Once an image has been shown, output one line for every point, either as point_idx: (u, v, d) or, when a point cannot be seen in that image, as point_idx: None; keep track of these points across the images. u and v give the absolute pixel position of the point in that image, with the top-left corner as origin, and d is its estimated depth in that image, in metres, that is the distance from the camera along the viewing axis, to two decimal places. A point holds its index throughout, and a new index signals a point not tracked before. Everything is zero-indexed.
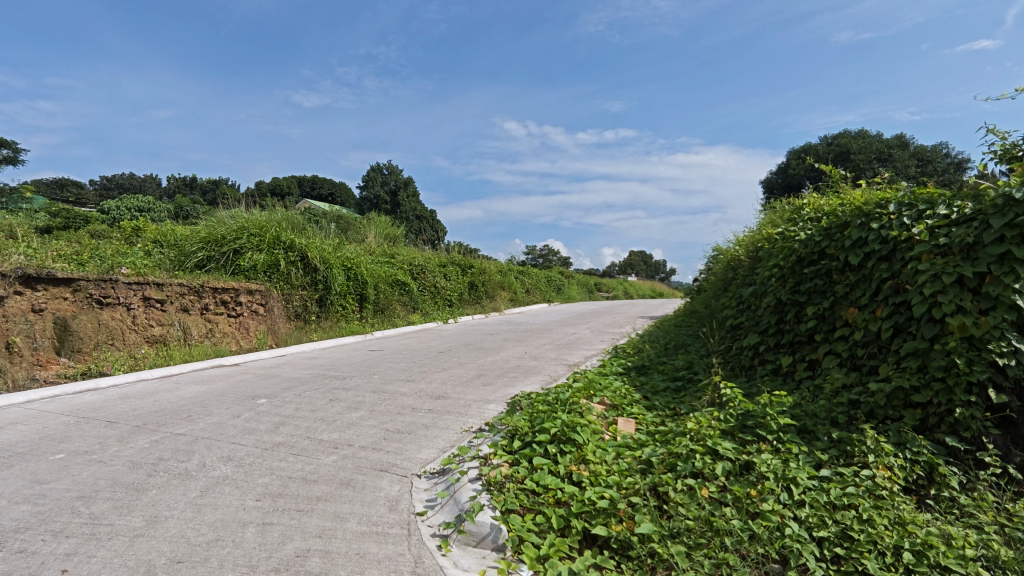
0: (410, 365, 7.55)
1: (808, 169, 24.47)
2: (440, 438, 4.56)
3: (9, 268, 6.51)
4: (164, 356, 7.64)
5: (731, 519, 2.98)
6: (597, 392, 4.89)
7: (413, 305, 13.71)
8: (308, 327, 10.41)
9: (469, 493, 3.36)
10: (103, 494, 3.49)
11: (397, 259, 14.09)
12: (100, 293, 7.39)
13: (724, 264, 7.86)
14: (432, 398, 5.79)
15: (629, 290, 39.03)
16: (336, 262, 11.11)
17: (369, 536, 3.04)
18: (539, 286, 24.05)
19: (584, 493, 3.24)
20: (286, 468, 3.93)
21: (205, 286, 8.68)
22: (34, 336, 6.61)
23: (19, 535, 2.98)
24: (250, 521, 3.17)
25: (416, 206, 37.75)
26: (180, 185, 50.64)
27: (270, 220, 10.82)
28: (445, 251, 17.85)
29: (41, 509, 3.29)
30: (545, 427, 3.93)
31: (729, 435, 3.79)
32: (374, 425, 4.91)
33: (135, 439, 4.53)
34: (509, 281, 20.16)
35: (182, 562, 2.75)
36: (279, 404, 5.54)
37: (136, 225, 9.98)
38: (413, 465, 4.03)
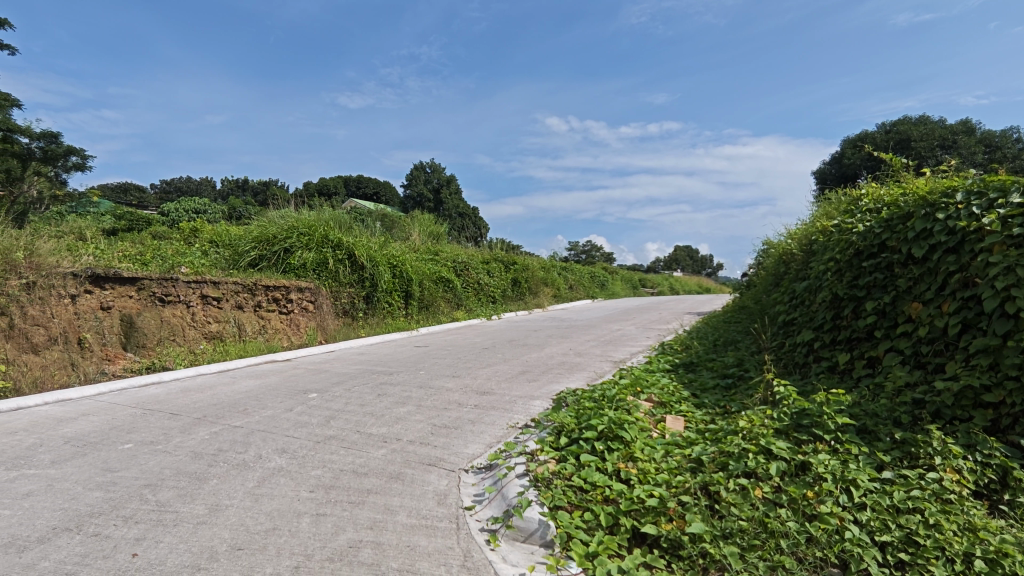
0: (455, 361, 7.63)
1: (865, 158, 23.49)
2: (487, 434, 4.58)
3: (80, 268, 6.91)
4: (221, 352, 7.95)
5: (787, 521, 2.89)
6: (644, 390, 4.83)
7: (457, 302, 13.87)
8: (356, 324, 10.66)
9: (517, 489, 3.38)
10: (168, 483, 3.67)
11: (441, 256, 14.25)
12: (162, 291, 7.75)
13: (776, 258, 7.62)
14: (478, 394, 5.83)
15: (675, 286, 38.40)
16: (382, 260, 11.34)
17: (419, 529, 3.08)
18: (583, 282, 23.92)
19: (632, 491, 3.20)
20: (338, 461, 4.03)
21: (258, 285, 8.99)
22: (103, 332, 7.02)
23: (93, 520, 3.16)
24: (304, 511, 3.27)
25: (458, 204, 38.07)
26: (233, 188, 52.65)
27: (319, 220, 11.13)
28: (488, 248, 17.96)
29: (112, 495, 3.49)
30: (593, 424, 3.90)
31: (784, 434, 3.67)
32: (421, 420, 4.98)
33: (196, 431, 4.74)
34: (553, 277, 20.13)
35: (242, 549, 2.86)
36: (329, 399, 5.69)
37: (194, 226, 10.43)
38: (460, 460, 4.07)
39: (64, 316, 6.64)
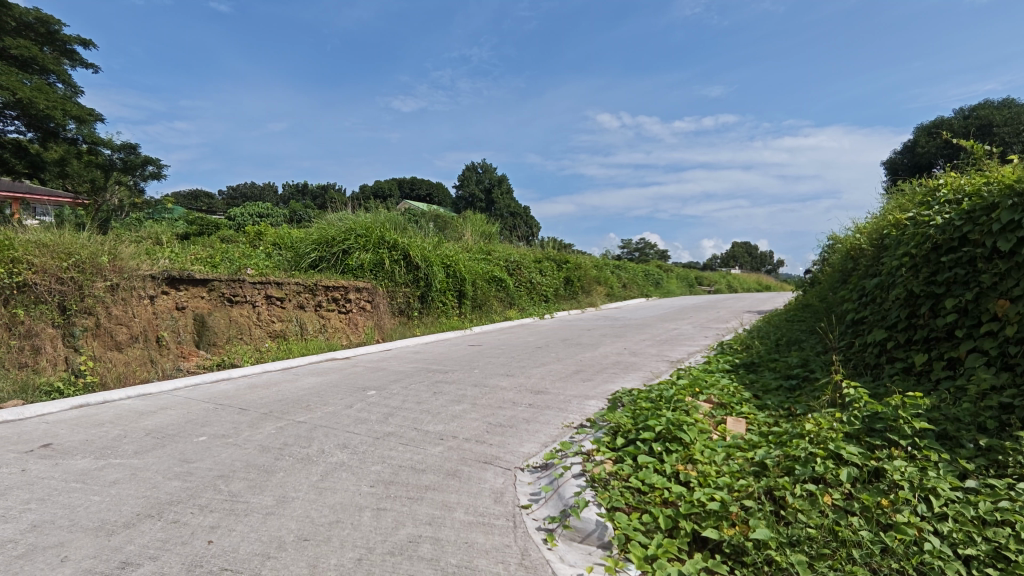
0: (508, 360, 7.67)
1: (941, 146, 22.11)
2: (542, 433, 4.58)
3: (157, 271, 7.36)
4: (284, 350, 8.26)
5: (859, 530, 2.75)
6: (703, 390, 4.71)
7: (510, 301, 13.93)
8: (411, 323, 10.88)
9: (573, 489, 3.36)
10: (239, 475, 3.85)
11: (493, 256, 14.36)
12: (230, 292, 8.14)
13: (843, 253, 7.27)
14: (532, 393, 5.84)
15: (733, 283, 37.28)
16: (436, 260, 11.53)
17: (476, 526, 3.11)
18: (636, 280, 23.55)
19: (693, 494, 3.12)
20: (397, 457, 4.13)
21: (319, 285, 9.32)
22: (179, 330, 7.45)
23: (172, 508, 3.35)
24: (366, 505, 3.36)
25: (510, 203, 38.22)
26: (294, 193, 54.68)
27: (375, 222, 11.43)
28: (540, 246, 17.95)
29: (189, 485, 3.69)
30: (650, 425, 3.84)
31: (855, 439, 3.49)
32: (477, 418, 5.03)
33: (264, 425, 4.96)
34: (606, 276, 19.92)
35: (308, 539, 2.97)
36: (387, 396, 5.83)
37: (258, 230, 10.90)
38: (516, 458, 4.10)
39: (144, 316, 7.08)
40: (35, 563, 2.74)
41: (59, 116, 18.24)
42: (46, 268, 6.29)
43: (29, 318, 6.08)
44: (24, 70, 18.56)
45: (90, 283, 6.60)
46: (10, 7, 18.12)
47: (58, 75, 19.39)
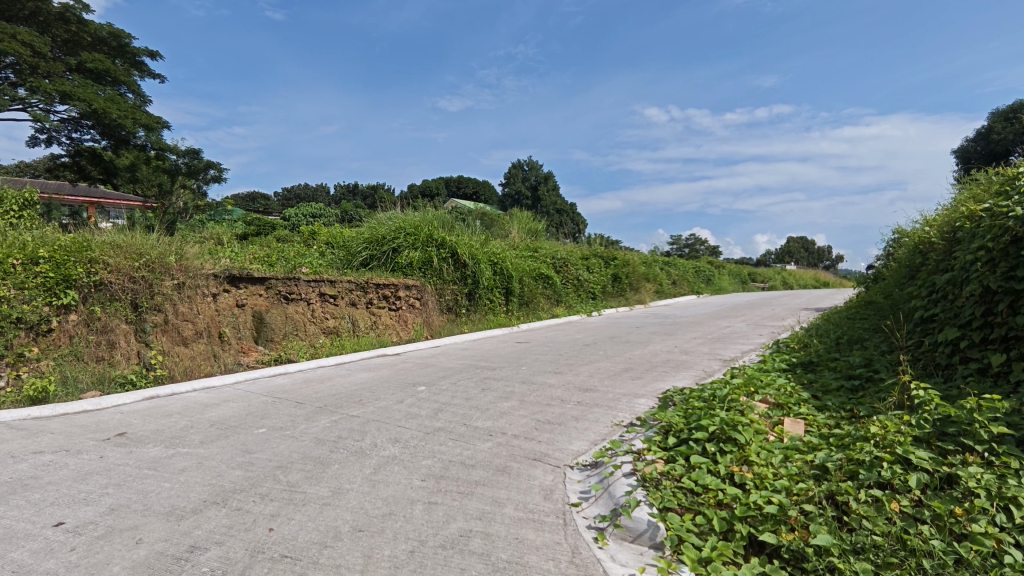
0: (556, 357, 7.65)
1: (1019, 132, 20.73)
2: (591, 431, 4.55)
3: (219, 269, 7.71)
4: (338, 345, 8.51)
5: (930, 540, 2.61)
6: (759, 390, 4.55)
7: (557, 298, 13.89)
8: (459, 319, 11.00)
9: (624, 488, 3.33)
10: (296, 466, 3.99)
11: (540, 253, 14.35)
12: (287, 290, 8.43)
13: (910, 248, 6.90)
14: (580, 391, 5.81)
15: (788, 280, 36.00)
16: (484, 258, 11.62)
17: (526, 522, 3.12)
18: (687, 277, 23.06)
19: (749, 496, 3.03)
20: (447, 452, 4.18)
21: (370, 282, 9.54)
22: (239, 326, 7.78)
23: (235, 496, 3.50)
24: (418, 499, 3.43)
25: (556, 200, 38.06)
26: (345, 194, 56.21)
27: (424, 220, 11.59)
28: (587, 243, 17.80)
29: (251, 474, 3.86)
30: (703, 424, 3.75)
31: (925, 443, 3.31)
32: (525, 415, 5.04)
33: (319, 419, 5.12)
34: (655, 272, 19.59)
35: (363, 530, 3.05)
36: (436, 392, 5.92)
37: (312, 229, 11.25)
38: (565, 456, 4.08)
39: (207, 313, 7.42)
40: (113, 544, 2.93)
41: (129, 125, 19.30)
42: (120, 268, 6.68)
43: (105, 314, 6.49)
44: (98, 81, 19.72)
45: (159, 282, 6.97)
46: (85, 24, 19.29)
47: (128, 86, 20.51)
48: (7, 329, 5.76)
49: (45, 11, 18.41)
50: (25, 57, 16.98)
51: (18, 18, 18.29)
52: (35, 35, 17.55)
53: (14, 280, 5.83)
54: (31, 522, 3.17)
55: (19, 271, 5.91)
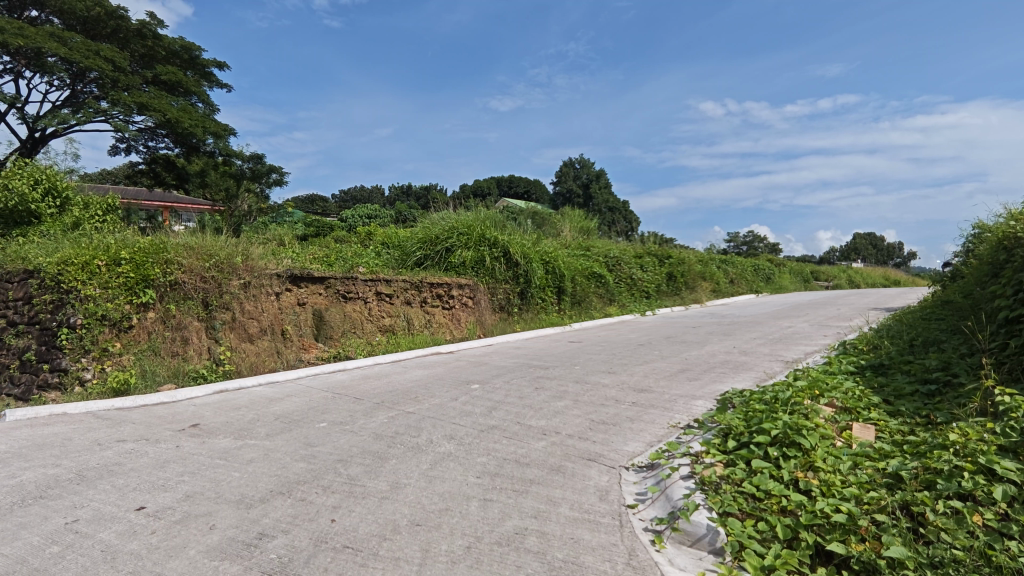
0: (610, 357, 7.57)
1: None
2: (647, 432, 4.49)
3: (282, 269, 8.04)
4: (393, 344, 8.71)
5: (1018, 556, 2.42)
6: (825, 393, 4.36)
7: (610, 297, 13.76)
8: (511, 318, 11.05)
9: (682, 491, 3.27)
10: (356, 460, 4.12)
11: (592, 251, 14.24)
12: (345, 289, 8.71)
13: (992, 244, 6.45)
14: (635, 391, 5.73)
15: (854, 278, 34.26)
16: (535, 257, 11.62)
17: (582, 523, 3.11)
18: (745, 275, 22.33)
19: (814, 504, 2.91)
20: (501, 450, 4.21)
21: (424, 282, 9.72)
22: (300, 324, 8.09)
23: (299, 487, 3.65)
24: (473, 495, 3.47)
25: (608, 198, 37.64)
26: (399, 195, 57.36)
27: (476, 219, 11.70)
28: (640, 241, 17.52)
29: (314, 467, 4.00)
30: (765, 428, 3.63)
31: (1011, 453, 3.10)
32: (579, 415, 5.02)
33: (377, 414, 5.26)
34: (711, 271, 19.07)
35: (420, 525, 3.11)
36: (490, 390, 5.98)
37: (369, 230, 11.55)
38: (621, 457, 4.04)
39: (271, 311, 7.75)
40: (189, 528, 3.10)
41: (200, 133, 20.35)
42: (192, 268, 7.07)
43: (179, 312, 6.89)
44: (171, 92, 20.92)
45: (227, 281, 7.33)
46: (160, 38, 20.46)
47: (199, 96, 21.64)
48: (93, 325, 6.21)
49: (124, 28, 19.67)
50: (106, 71, 18.20)
51: (101, 35, 19.60)
52: (116, 51, 18.77)
53: (99, 280, 6.34)
54: (116, 505, 3.41)
55: (103, 271, 6.43)
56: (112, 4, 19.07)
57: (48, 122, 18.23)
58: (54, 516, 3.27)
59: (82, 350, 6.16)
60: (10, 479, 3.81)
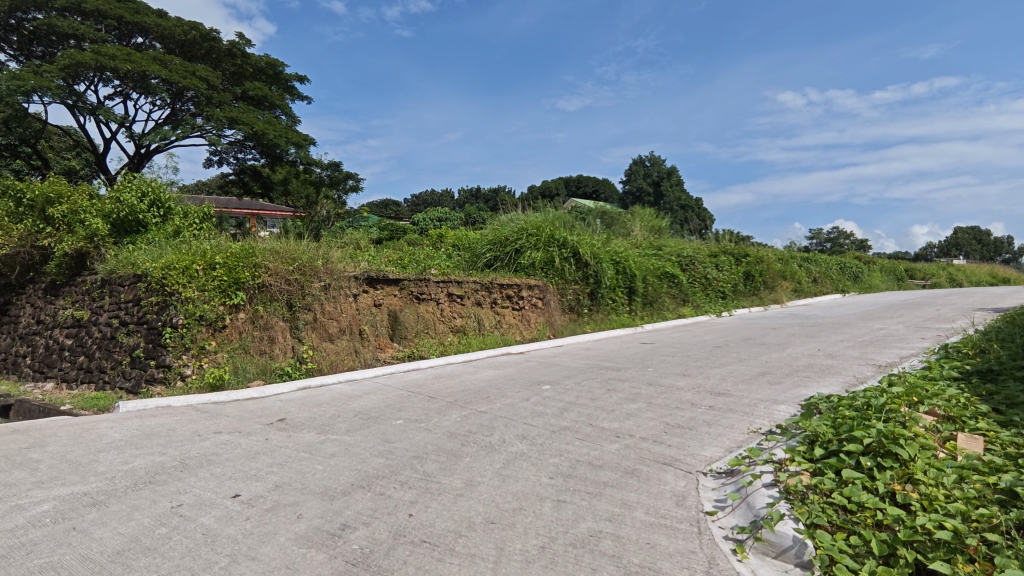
0: (684, 359, 7.36)
1: None
2: (726, 437, 4.33)
3: (360, 272, 8.40)
4: (465, 344, 8.87)
5: None
6: (925, 400, 4.04)
7: (683, 297, 13.39)
8: (581, 319, 10.96)
9: (765, 500, 3.13)
10: (431, 457, 4.22)
11: (664, 251, 13.91)
12: (418, 290, 8.96)
13: None
14: (713, 395, 5.54)
15: (956, 277, 31.52)
16: (606, 257, 11.51)
17: (659, 528, 3.04)
18: (830, 274, 21.08)
19: (914, 519, 2.70)
20: (574, 451, 4.20)
21: (494, 283, 9.84)
22: (377, 324, 8.39)
23: (378, 481, 3.79)
24: (547, 496, 3.48)
25: (680, 195, 36.62)
26: (468, 197, 58.31)
27: (545, 220, 11.72)
28: (715, 240, 16.93)
29: (391, 462, 4.14)
30: (856, 436, 3.40)
31: None
32: (653, 417, 4.91)
33: (450, 413, 5.37)
34: (793, 270, 18.14)
35: (495, 522, 3.16)
36: (561, 391, 5.97)
37: (440, 233, 11.84)
38: (698, 462, 3.92)
39: (349, 312, 8.09)
40: (280, 516, 3.30)
41: (283, 143, 21.50)
42: (277, 271, 7.50)
43: (266, 313, 7.33)
44: (258, 107, 22.27)
45: (309, 283, 7.73)
46: (247, 57, 21.85)
47: (282, 109, 22.91)
48: (192, 325, 6.72)
49: (216, 49, 21.18)
50: (201, 90, 19.62)
51: (197, 57, 21.20)
52: (209, 71, 20.25)
53: (197, 282, 6.85)
54: (215, 492, 3.68)
55: (200, 274, 6.94)
56: (206, 27, 20.60)
57: (151, 139, 19.87)
58: (162, 499, 3.57)
59: (183, 348, 6.68)
60: (124, 465, 4.19)
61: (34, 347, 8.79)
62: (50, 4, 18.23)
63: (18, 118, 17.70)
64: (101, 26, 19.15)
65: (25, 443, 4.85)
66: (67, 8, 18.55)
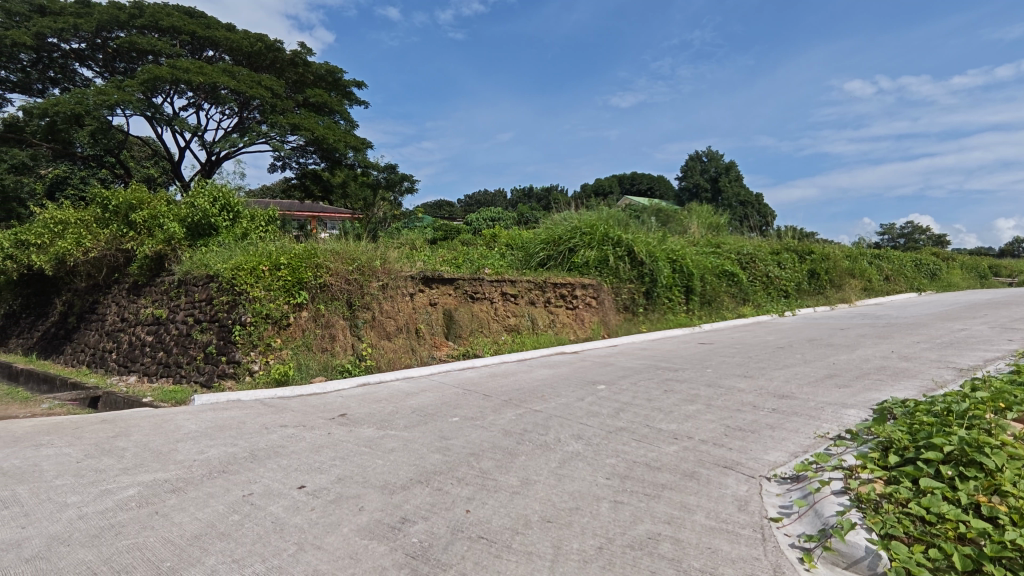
0: (745, 360, 7.12)
1: None
2: (791, 441, 4.17)
3: (416, 272, 8.57)
4: (519, 343, 8.91)
5: None
6: (1014, 406, 3.75)
7: (743, 297, 12.98)
8: (637, 319, 10.77)
9: (835, 508, 3.01)
10: (487, 454, 4.27)
11: (723, 248, 13.51)
12: (472, 289, 9.07)
13: None
14: (776, 397, 5.34)
15: None
16: (662, 256, 11.31)
17: (720, 533, 2.97)
18: (904, 271, 19.90)
19: (1002, 533, 2.51)
20: (631, 452, 4.15)
21: (547, 282, 9.85)
22: (432, 323, 8.55)
23: (436, 477, 3.86)
24: (603, 496, 3.45)
25: (738, 191, 35.46)
26: (520, 197, 58.40)
27: (599, 219, 11.61)
28: (777, 237, 16.29)
29: (448, 459, 4.21)
30: (935, 443, 3.20)
31: None
32: (713, 420, 4.78)
33: (505, 411, 5.41)
34: (862, 267, 17.25)
35: (551, 521, 3.16)
36: (617, 391, 5.90)
37: (494, 233, 11.94)
38: (761, 466, 3.80)
39: (406, 310, 8.28)
40: (343, 508, 3.41)
41: (342, 147, 22.08)
42: (338, 271, 7.75)
43: (327, 311, 7.59)
44: (318, 112, 23.04)
45: (368, 283, 7.96)
46: (309, 65, 22.69)
47: (341, 114, 23.63)
48: (259, 323, 7.05)
49: (280, 59, 22.12)
50: (266, 98, 20.51)
51: (262, 67, 22.21)
52: (274, 80, 21.18)
53: (263, 282, 7.17)
54: (282, 482, 3.85)
55: (266, 274, 7.26)
56: (271, 39, 21.57)
57: (221, 146, 20.93)
58: (234, 488, 3.77)
59: (251, 346, 7.01)
60: (200, 455, 4.44)
61: (119, 343, 9.44)
62: (131, 22, 19.56)
63: (103, 131, 19.05)
64: (176, 41, 20.36)
65: (113, 431, 5.22)
66: (147, 26, 19.83)
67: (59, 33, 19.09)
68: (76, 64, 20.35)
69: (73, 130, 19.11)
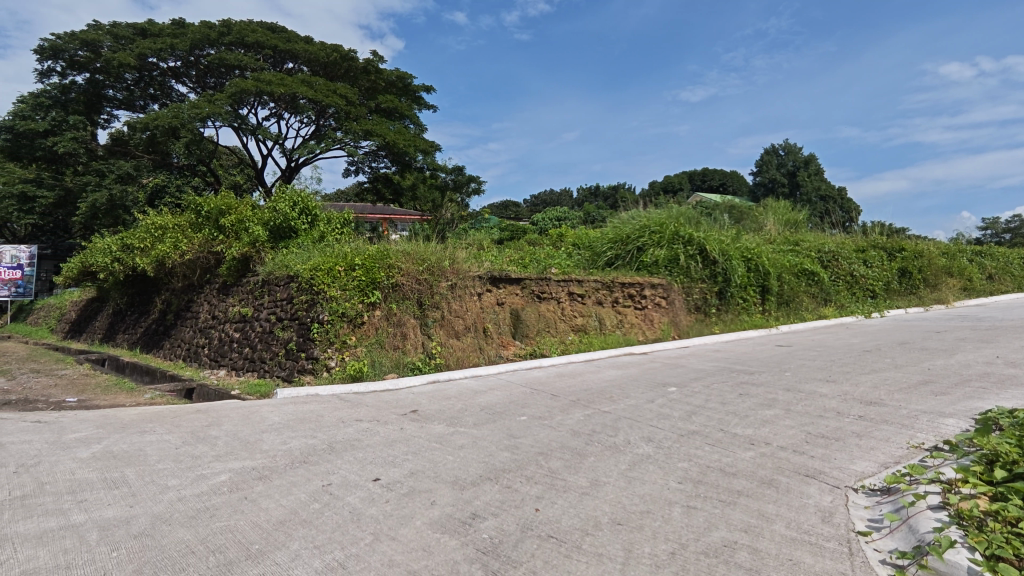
0: (827, 364, 6.74)
1: None
2: (880, 451, 3.92)
3: (483, 272, 8.71)
4: (586, 343, 8.83)
5: None
6: None
7: (825, 297, 12.29)
8: (709, 319, 10.42)
9: (932, 525, 2.80)
10: (556, 454, 4.27)
11: (802, 246, 12.85)
12: (539, 289, 9.09)
13: None
14: (862, 404, 5.02)
15: None
16: (736, 254, 10.90)
17: (802, 544, 2.83)
18: (1011, 269, 18.16)
19: None
20: (704, 456, 4.03)
21: (615, 282, 9.72)
22: (500, 323, 8.64)
23: (504, 474, 3.90)
24: (676, 501, 3.37)
25: (819, 185, 33.52)
26: (587, 196, 57.89)
27: (669, 217, 11.34)
28: (863, 233, 15.33)
29: (516, 457, 4.24)
30: None
31: None
32: (792, 426, 4.56)
33: (573, 411, 5.39)
34: (961, 265, 15.92)
35: (622, 524, 3.12)
36: (689, 394, 5.74)
37: (560, 232, 11.94)
38: (847, 476, 3.59)
39: (474, 310, 8.40)
40: (416, 502, 3.52)
41: (412, 151, 22.69)
42: (409, 272, 7.98)
43: (399, 310, 7.81)
44: (389, 118, 23.79)
45: (437, 283, 8.15)
46: (380, 72, 23.53)
47: (411, 119, 24.30)
48: (336, 321, 7.39)
49: (354, 68, 22.85)
50: (341, 106, 21.38)
51: (338, 76, 23.16)
52: (348, 88, 22.05)
53: (340, 282, 7.51)
54: (359, 474, 4.01)
55: (342, 275, 7.59)
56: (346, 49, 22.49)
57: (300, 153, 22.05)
58: (315, 478, 3.96)
59: (329, 343, 7.36)
60: (284, 445, 4.70)
61: (210, 338, 10.14)
62: (220, 40, 21.00)
63: (196, 142, 20.50)
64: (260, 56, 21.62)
65: (206, 421, 5.62)
66: (234, 43, 21.21)
67: (157, 53, 20.71)
68: (173, 80, 21.87)
69: (170, 141, 20.70)
